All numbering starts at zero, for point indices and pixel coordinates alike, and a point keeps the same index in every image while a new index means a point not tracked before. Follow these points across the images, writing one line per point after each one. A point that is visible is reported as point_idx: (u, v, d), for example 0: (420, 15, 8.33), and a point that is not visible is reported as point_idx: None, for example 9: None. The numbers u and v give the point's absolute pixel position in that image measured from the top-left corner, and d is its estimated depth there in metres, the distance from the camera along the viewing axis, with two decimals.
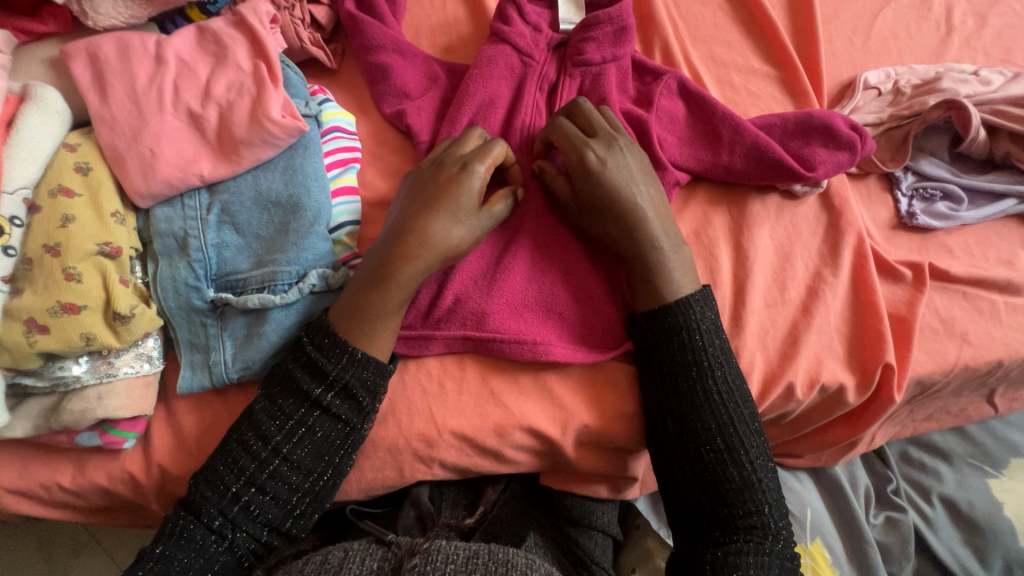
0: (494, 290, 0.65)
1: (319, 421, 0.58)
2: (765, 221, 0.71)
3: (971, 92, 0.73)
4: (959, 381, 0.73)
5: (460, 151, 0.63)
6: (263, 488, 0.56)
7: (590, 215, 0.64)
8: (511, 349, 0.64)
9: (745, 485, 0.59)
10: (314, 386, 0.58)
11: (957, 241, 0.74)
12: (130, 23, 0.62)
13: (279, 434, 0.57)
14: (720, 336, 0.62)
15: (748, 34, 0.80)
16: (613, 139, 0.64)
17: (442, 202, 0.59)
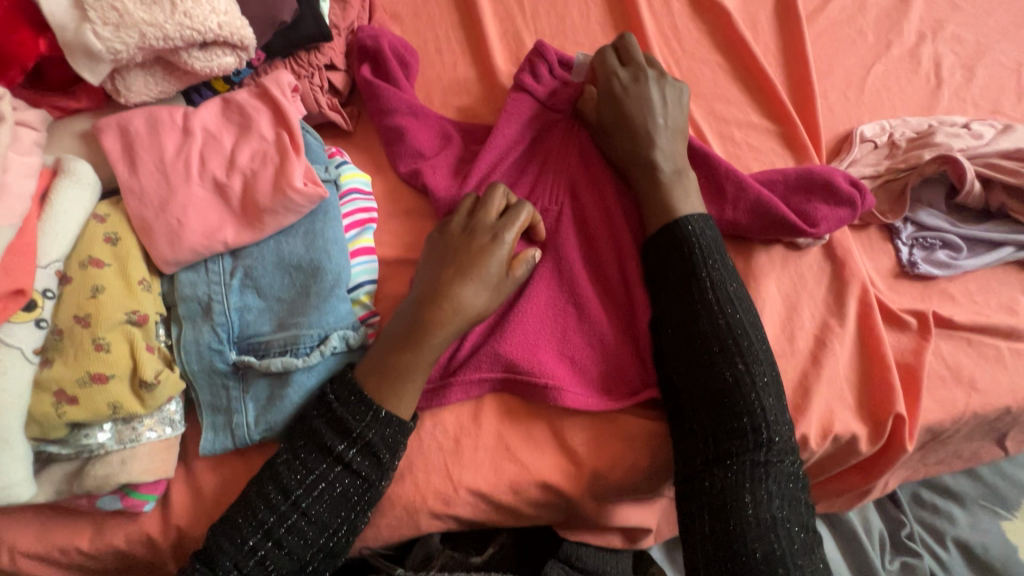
0: (510, 334, 0.66)
1: (339, 476, 0.58)
2: (770, 272, 0.73)
3: (964, 146, 0.76)
4: (969, 426, 0.74)
5: (488, 214, 0.66)
6: (280, 543, 0.57)
7: (611, 130, 0.71)
8: (529, 391, 0.65)
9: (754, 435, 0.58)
10: (337, 441, 0.58)
11: (959, 289, 0.76)
12: (159, 97, 0.65)
13: (299, 487, 0.57)
14: (729, 294, 0.63)
15: (747, 90, 0.84)
16: (646, 99, 0.71)
17: (474, 264, 0.62)
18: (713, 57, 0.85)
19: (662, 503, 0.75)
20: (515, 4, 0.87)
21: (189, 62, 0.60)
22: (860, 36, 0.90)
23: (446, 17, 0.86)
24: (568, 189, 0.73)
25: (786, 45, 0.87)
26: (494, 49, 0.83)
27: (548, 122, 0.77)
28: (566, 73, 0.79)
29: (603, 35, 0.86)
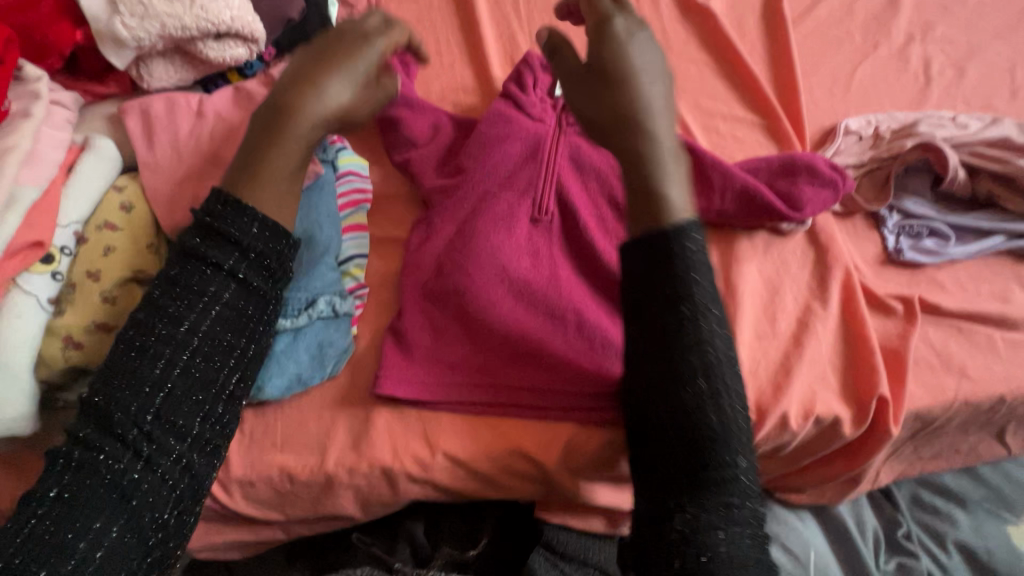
0: (487, 335, 0.68)
1: (194, 360, 0.52)
2: (753, 257, 0.74)
3: (947, 136, 0.76)
4: (963, 416, 0.72)
5: (370, 52, 0.60)
6: (186, 372, 0.52)
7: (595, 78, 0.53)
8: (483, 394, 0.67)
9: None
10: (171, 328, 0.52)
11: (948, 277, 0.75)
12: (179, 85, 0.72)
13: (191, 311, 0.52)
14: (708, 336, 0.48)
15: (732, 86, 0.86)
16: (619, 54, 0.52)
17: (361, 96, 0.59)
18: (699, 56, 0.89)
19: None
20: (511, 9, 0.93)
21: (204, 51, 0.67)
22: (848, 36, 0.92)
23: (448, 21, 0.92)
24: (558, 194, 0.74)
25: (772, 44, 0.90)
26: (489, 50, 0.89)
27: (538, 130, 0.78)
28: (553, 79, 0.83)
29: None
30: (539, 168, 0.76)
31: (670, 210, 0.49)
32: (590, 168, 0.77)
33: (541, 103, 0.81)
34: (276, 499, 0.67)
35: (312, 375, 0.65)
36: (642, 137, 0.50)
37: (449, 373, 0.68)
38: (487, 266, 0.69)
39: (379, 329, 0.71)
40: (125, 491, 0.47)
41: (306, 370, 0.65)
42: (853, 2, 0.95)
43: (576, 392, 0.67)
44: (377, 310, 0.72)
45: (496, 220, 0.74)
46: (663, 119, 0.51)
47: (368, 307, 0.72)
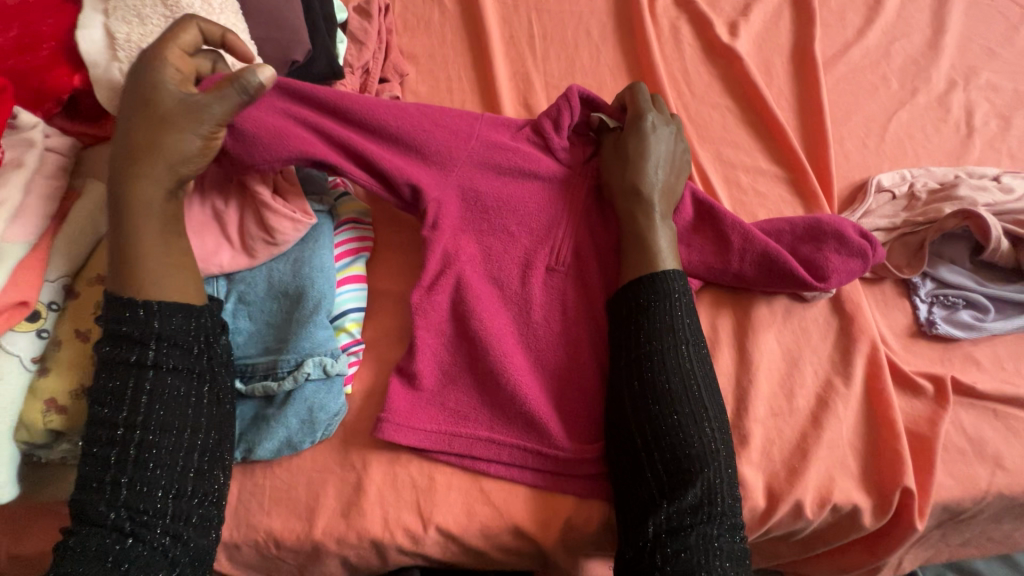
0: (494, 384, 0.66)
1: (142, 451, 0.52)
2: (770, 325, 0.70)
3: (989, 201, 0.71)
4: (996, 508, 0.66)
5: (171, 88, 0.56)
6: (139, 464, 0.52)
7: (618, 153, 0.71)
8: (487, 443, 0.64)
9: (706, 465, 0.57)
10: (110, 431, 0.52)
11: (985, 354, 0.70)
12: None
13: (123, 410, 0.52)
14: (689, 389, 0.61)
15: (756, 136, 0.82)
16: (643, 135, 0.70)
17: (182, 129, 0.56)
18: (722, 101, 0.84)
19: None
20: (526, 47, 0.89)
21: None
22: (883, 82, 0.86)
23: (460, 58, 0.89)
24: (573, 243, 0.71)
25: (800, 90, 0.85)
26: (501, 89, 0.85)
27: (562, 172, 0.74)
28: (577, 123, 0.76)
29: (611, 77, 0.87)
30: None
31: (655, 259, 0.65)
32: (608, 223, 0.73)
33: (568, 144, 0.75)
34: (262, 562, 0.65)
35: (303, 440, 0.63)
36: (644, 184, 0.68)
37: (455, 420, 0.65)
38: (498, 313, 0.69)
39: (372, 388, 0.68)
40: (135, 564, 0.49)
41: (296, 434, 0.62)
42: (890, 45, 0.89)
43: (580, 457, 0.63)
44: (372, 366, 0.69)
45: None
46: (658, 165, 0.69)
47: (363, 363, 0.69)
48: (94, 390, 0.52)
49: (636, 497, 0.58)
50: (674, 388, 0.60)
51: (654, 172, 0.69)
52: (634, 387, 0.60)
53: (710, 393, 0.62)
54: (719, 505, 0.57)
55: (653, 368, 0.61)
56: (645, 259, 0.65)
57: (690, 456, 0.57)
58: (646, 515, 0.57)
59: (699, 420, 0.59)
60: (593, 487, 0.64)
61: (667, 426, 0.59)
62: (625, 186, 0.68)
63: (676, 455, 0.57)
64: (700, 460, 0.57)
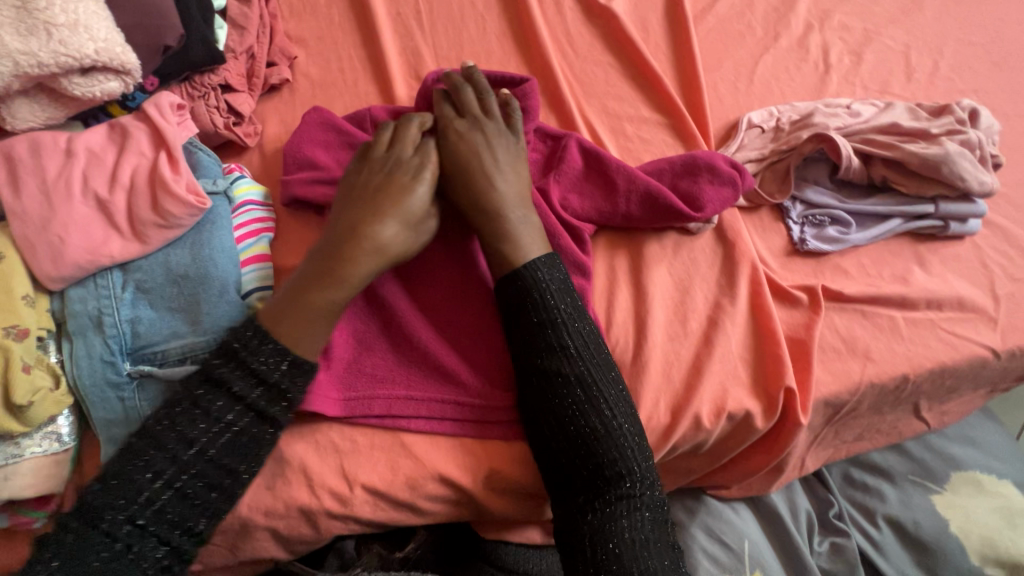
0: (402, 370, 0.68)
1: (190, 480, 0.57)
2: (661, 259, 0.75)
3: (841, 125, 0.79)
4: (872, 397, 0.74)
5: (421, 190, 0.63)
6: (179, 490, 0.56)
7: (451, 176, 0.66)
8: (407, 416, 0.66)
9: (617, 448, 0.61)
10: (183, 448, 0.56)
11: (852, 263, 0.77)
12: (49, 124, 0.68)
13: (204, 435, 0.57)
14: (582, 372, 0.63)
15: (638, 87, 0.87)
16: (474, 151, 0.66)
17: (394, 210, 0.62)
18: (604, 58, 0.89)
19: None
20: (413, 21, 0.91)
21: (70, 88, 0.64)
22: (749, 30, 0.93)
23: (349, 37, 0.90)
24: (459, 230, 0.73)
25: (675, 42, 0.90)
26: (391, 63, 0.87)
27: None
28: None
29: (499, 45, 0.90)
30: None
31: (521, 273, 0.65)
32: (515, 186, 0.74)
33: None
34: None
35: None
36: (497, 208, 0.66)
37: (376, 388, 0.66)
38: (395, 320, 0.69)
39: None
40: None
41: None
42: None
43: (495, 405, 0.67)
44: None
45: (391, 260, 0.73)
46: (499, 174, 0.67)
47: None
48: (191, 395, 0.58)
49: (561, 487, 0.62)
50: (574, 377, 0.63)
51: (495, 180, 0.66)
52: (538, 385, 0.63)
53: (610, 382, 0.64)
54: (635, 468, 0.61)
55: (553, 368, 0.63)
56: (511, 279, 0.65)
57: (602, 446, 0.61)
58: (576, 500, 0.61)
59: (605, 411, 0.62)
60: (514, 435, 0.67)
61: (574, 423, 0.61)
62: (472, 197, 0.66)
63: (583, 432, 0.61)
64: (609, 447, 0.61)
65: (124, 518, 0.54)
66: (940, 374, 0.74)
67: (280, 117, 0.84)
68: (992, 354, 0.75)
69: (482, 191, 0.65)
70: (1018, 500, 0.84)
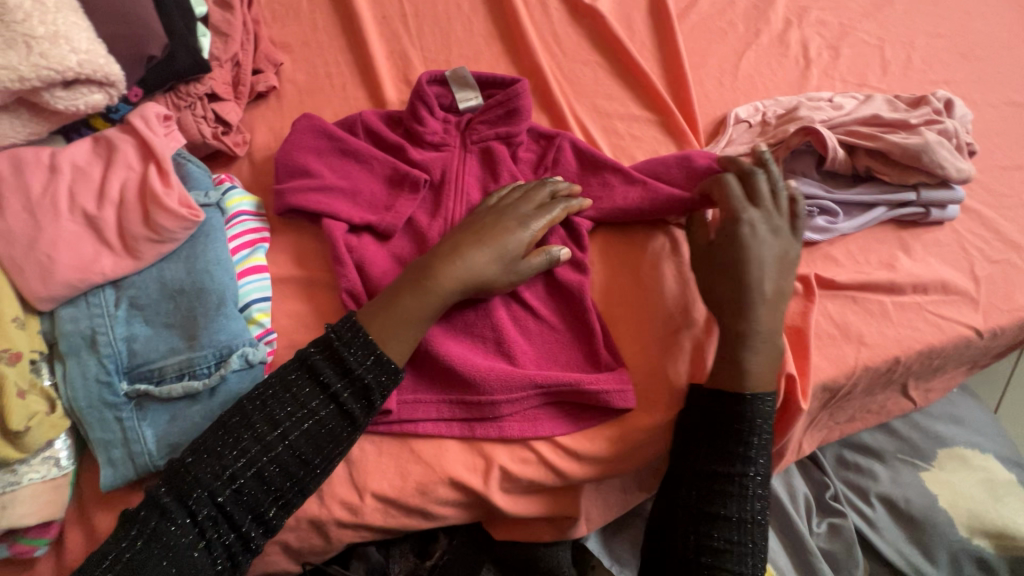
0: (472, 393, 0.67)
1: (269, 464, 0.58)
2: (660, 254, 0.76)
3: (824, 118, 0.81)
4: (866, 380, 0.76)
5: (521, 234, 0.68)
6: (258, 473, 0.58)
7: (715, 273, 0.66)
8: (434, 425, 0.67)
9: (743, 498, 0.62)
10: (268, 431, 0.59)
11: (840, 251, 0.80)
12: (30, 139, 0.65)
13: (289, 419, 0.60)
14: (755, 446, 0.62)
15: (627, 86, 0.88)
16: (738, 237, 0.65)
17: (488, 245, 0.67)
18: (592, 57, 0.90)
19: (596, 489, 0.73)
20: (400, 24, 0.90)
21: (52, 102, 0.61)
22: (731, 27, 0.95)
23: (334, 42, 0.89)
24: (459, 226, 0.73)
25: (661, 40, 0.92)
26: (380, 68, 0.86)
27: (445, 153, 0.79)
28: (450, 100, 0.81)
29: (486, 46, 0.90)
30: (450, 187, 0.76)
31: (740, 342, 0.63)
32: (500, 176, 0.77)
33: (444, 125, 0.80)
34: None
35: None
36: (742, 279, 0.64)
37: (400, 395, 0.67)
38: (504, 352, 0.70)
39: None
40: (182, 565, 0.54)
41: None
42: None
43: (501, 400, 0.67)
44: (287, 354, 0.69)
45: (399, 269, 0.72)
46: (761, 268, 0.64)
47: (278, 353, 0.69)
48: (278, 379, 0.61)
49: (669, 515, 0.63)
50: (748, 432, 0.62)
51: (762, 285, 0.64)
52: (710, 434, 0.63)
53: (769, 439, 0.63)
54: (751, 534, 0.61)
55: (744, 420, 0.62)
56: (733, 375, 0.63)
57: (728, 492, 0.61)
58: (687, 540, 0.62)
59: (747, 494, 0.61)
60: (523, 432, 0.67)
61: (720, 470, 0.62)
62: (735, 295, 0.64)
63: (721, 491, 0.62)
64: (734, 495, 0.62)
65: (204, 497, 0.56)
66: (928, 355, 0.77)
67: (269, 126, 0.83)
68: (977, 334, 0.78)
69: (739, 261, 0.64)
70: (1001, 472, 0.87)
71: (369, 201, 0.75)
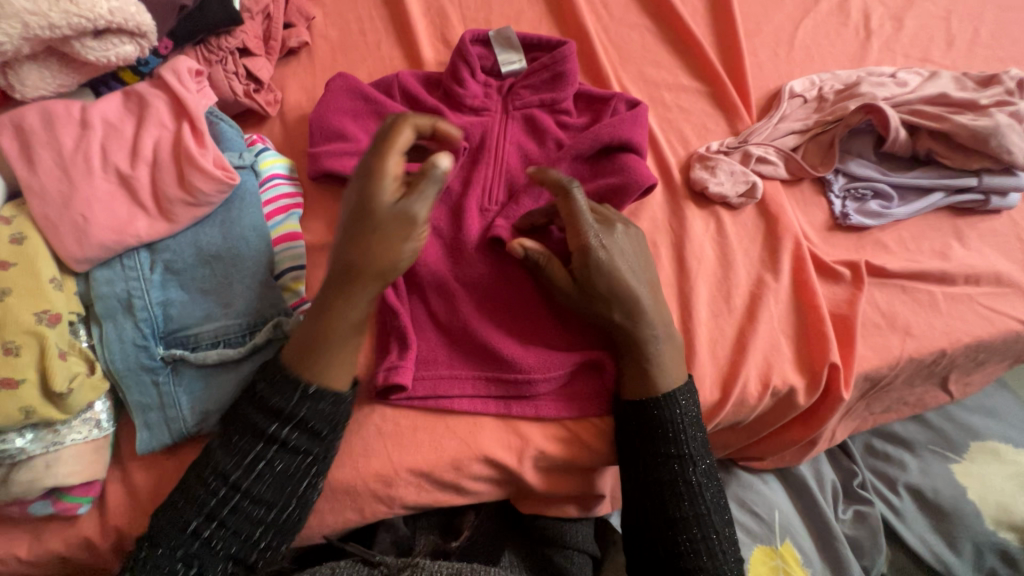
0: (507, 368, 0.66)
1: (278, 455, 0.56)
2: (705, 233, 0.74)
3: (887, 95, 0.77)
4: (908, 371, 0.74)
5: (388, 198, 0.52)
6: (258, 474, 0.56)
7: (593, 300, 0.62)
8: (470, 403, 0.65)
9: (693, 494, 0.61)
10: (269, 423, 0.56)
11: (892, 238, 0.77)
12: (59, 92, 0.63)
13: (272, 424, 0.56)
14: (690, 451, 0.61)
15: (676, 53, 0.84)
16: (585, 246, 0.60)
17: (395, 242, 0.53)
18: (640, 21, 0.85)
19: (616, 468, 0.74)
20: None
21: (83, 52, 0.58)
22: None
23: None
24: (507, 185, 0.72)
25: (713, 4, 0.86)
26: (417, 25, 0.82)
27: (485, 118, 0.75)
28: (491, 62, 0.78)
29: (529, 5, 0.85)
30: (489, 155, 0.73)
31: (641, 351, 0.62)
32: (544, 143, 0.74)
33: (485, 89, 0.76)
34: None
35: None
36: (614, 288, 0.61)
37: (442, 369, 0.66)
38: (541, 328, 0.69)
39: None
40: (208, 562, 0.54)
41: None
42: None
43: (537, 377, 0.65)
44: None
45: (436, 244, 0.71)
46: (633, 274, 0.62)
47: None
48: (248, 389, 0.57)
49: (636, 523, 0.62)
50: (675, 432, 0.61)
51: (642, 294, 0.61)
52: (643, 437, 0.61)
53: (697, 432, 0.62)
54: (710, 533, 0.60)
55: (666, 422, 0.61)
56: (644, 382, 0.62)
57: (676, 493, 0.61)
58: (657, 548, 0.60)
59: (696, 491, 0.61)
60: (560, 412, 0.66)
61: (660, 476, 0.61)
62: (630, 314, 0.61)
63: (671, 492, 0.60)
64: (684, 494, 0.61)
65: (226, 484, 0.55)
66: (975, 348, 0.75)
67: (301, 84, 0.79)
68: None
69: (585, 250, 0.60)
70: None
71: (404, 166, 0.71)
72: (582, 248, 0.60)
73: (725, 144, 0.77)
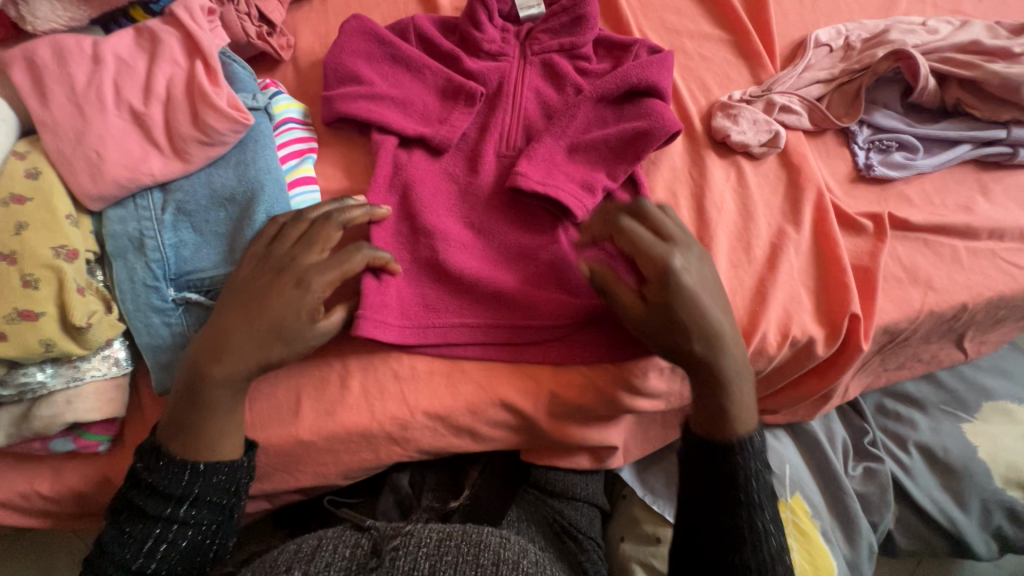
0: (520, 315, 0.65)
1: (194, 510, 0.55)
2: (725, 183, 0.72)
3: (917, 42, 0.75)
4: (927, 326, 0.73)
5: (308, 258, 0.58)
6: (180, 528, 0.55)
7: (668, 329, 0.56)
8: (482, 348, 0.64)
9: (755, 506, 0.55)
10: (178, 482, 0.55)
11: (915, 191, 0.75)
12: (71, 27, 0.62)
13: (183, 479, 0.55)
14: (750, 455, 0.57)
15: (698, 2, 0.82)
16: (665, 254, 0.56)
17: (276, 303, 0.56)
18: None
19: (631, 420, 0.74)
20: None
21: None
22: None
23: None
24: (524, 130, 0.71)
25: None
26: None
27: (502, 63, 0.73)
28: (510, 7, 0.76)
29: None
30: (506, 99, 0.72)
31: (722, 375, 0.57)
32: (562, 89, 0.72)
33: (503, 34, 0.75)
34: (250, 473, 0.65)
35: None
36: (689, 298, 0.56)
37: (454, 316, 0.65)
38: (560, 275, 0.67)
39: None
40: None
41: None
42: None
43: (552, 324, 0.64)
44: None
45: (450, 194, 0.70)
46: (710, 299, 0.57)
47: None
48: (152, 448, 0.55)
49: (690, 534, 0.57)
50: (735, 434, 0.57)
51: (715, 309, 0.57)
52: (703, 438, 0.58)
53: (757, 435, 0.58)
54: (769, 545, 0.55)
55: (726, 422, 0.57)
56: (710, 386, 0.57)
57: (737, 502, 0.55)
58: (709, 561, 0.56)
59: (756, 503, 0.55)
60: (575, 358, 0.65)
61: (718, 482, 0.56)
62: (707, 339, 0.56)
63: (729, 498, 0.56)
64: (744, 504, 0.55)
65: (172, 499, 0.55)
66: (996, 304, 0.73)
67: (314, 29, 0.78)
68: None
69: (664, 271, 0.56)
70: None
71: (419, 110, 0.70)
72: (661, 271, 0.56)
73: (748, 93, 0.75)
